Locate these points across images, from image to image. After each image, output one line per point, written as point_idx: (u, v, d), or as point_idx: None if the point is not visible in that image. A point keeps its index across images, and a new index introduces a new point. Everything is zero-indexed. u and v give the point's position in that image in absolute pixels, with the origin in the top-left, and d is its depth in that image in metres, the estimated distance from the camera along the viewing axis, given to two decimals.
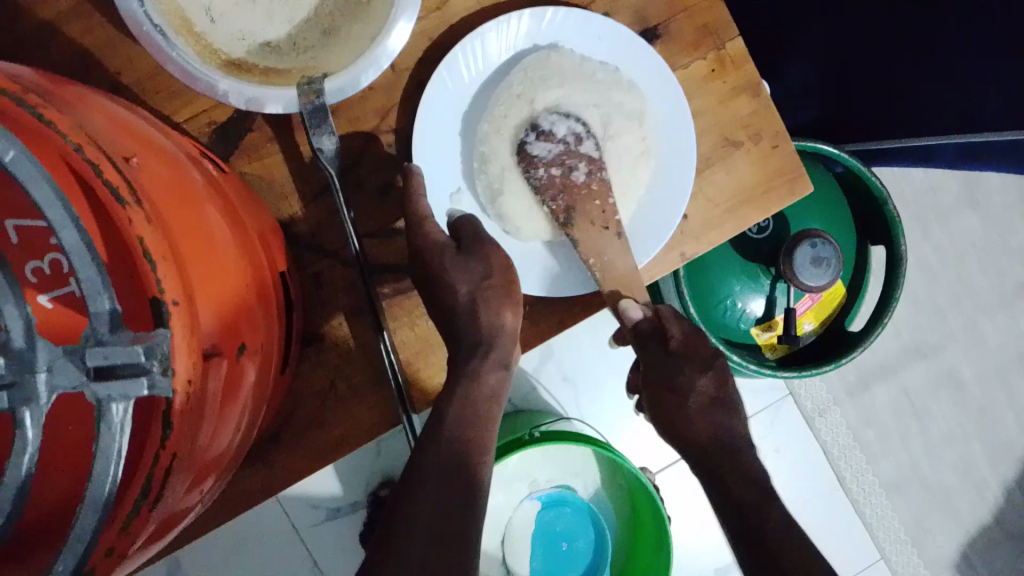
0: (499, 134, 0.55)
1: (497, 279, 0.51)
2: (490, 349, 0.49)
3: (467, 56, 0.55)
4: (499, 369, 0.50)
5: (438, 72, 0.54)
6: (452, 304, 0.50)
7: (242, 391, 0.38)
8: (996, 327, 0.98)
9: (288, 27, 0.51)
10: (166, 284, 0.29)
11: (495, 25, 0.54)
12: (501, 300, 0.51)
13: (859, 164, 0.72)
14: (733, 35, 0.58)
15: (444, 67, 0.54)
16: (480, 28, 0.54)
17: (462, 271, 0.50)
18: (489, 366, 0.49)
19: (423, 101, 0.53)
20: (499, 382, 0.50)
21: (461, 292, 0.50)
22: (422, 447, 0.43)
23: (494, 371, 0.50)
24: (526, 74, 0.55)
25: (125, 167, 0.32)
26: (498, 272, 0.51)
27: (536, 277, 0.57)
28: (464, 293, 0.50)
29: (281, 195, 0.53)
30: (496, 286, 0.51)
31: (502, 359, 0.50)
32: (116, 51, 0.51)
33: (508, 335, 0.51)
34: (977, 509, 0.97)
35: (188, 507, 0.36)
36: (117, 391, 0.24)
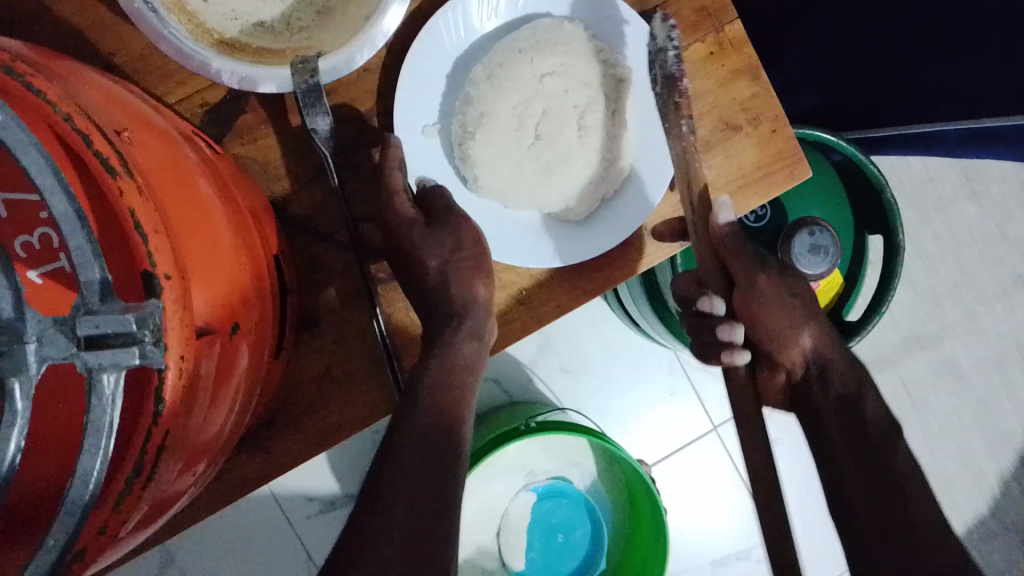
0: (488, 87, 0.55)
1: (469, 251, 0.51)
2: (471, 323, 0.50)
3: (460, 20, 0.54)
4: (473, 341, 0.50)
5: (427, 28, 0.52)
6: (423, 280, 0.50)
7: (236, 371, 0.38)
8: (993, 317, 0.98)
9: (282, 6, 0.50)
10: (158, 258, 0.29)
11: None
12: (473, 273, 0.51)
13: (857, 152, 0.72)
14: (731, 18, 0.57)
15: (436, 19, 0.53)
16: None
17: (431, 245, 0.50)
18: (462, 339, 0.49)
19: (406, 63, 0.52)
20: (478, 356, 0.50)
21: (431, 265, 0.50)
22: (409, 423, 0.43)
23: (468, 344, 0.49)
24: (534, 33, 0.55)
25: (116, 141, 0.31)
26: (470, 248, 0.51)
27: (504, 241, 0.55)
28: (434, 267, 0.50)
29: (274, 177, 0.52)
30: (469, 259, 0.51)
31: (475, 332, 0.50)
32: (108, 31, 0.50)
33: (483, 308, 0.51)
34: (973, 499, 0.96)
35: (181, 490, 0.36)
36: (108, 360, 0.23)
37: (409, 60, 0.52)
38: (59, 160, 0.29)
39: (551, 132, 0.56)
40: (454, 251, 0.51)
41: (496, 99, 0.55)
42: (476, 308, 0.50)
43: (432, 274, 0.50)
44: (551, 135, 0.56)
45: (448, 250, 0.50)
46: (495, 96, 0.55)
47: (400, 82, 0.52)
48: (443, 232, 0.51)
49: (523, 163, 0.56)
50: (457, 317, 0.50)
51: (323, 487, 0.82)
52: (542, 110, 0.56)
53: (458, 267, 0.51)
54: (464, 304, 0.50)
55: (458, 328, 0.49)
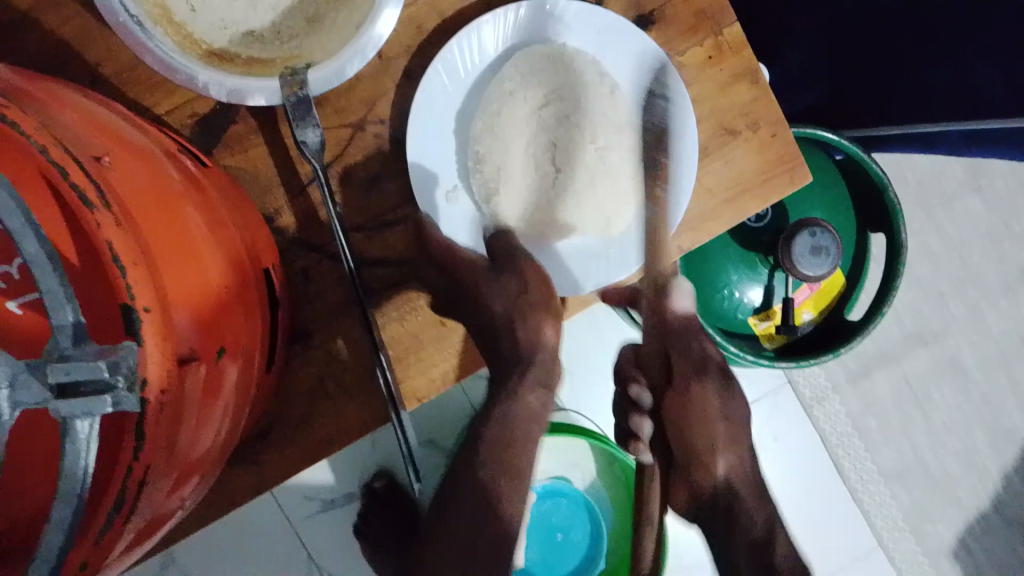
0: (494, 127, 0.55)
1: (534, 292, 0.55)
2: (537, 371, 0.56)
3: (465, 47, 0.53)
4: (538, 389, 0.56)
5: (426, 77, 0.52)
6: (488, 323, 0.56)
7: (223, 393, 0.37)
8: (997, 313, 0.97)
9: (272, 15, 0.49)
10: (137, 291, 0.28)
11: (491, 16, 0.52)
12: (541, 313, 0.56)
13: (860, 151, 0.71)
14: (731, 21, 0.56)
15: (451, 46, 0.52)
16: (478, 20, 0.52)
17: (496, 292, 0.55)
18: (527, 389, 0.56)
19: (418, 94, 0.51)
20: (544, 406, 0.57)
21: (496, 310, 0.56)
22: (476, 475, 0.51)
23: (532, 391, 0.56)
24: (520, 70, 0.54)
25: (94, 170, 0.30)
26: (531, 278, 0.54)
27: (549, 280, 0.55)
28: (500, 309, 0.56)
29: (264, 187, 0.52)
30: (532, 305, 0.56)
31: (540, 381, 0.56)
32: (95, 42, 0.49)
33: (547, 353, 0.57)
34: (977, 496, 0.96)
35: (169, 512, 0.36)
36: (80, 409, 0.23)
37: (415, 102, 0.52)
38: (35, 198, 0.28)
39: (565, 165, 0.56)
40: (519, 293, 0.55)
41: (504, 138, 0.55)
42: (542, 355, 0.57)
43: (497, 317, 0.56)
44: (566, 167, 0.56)
45: (514, 294, 0.55)
46: (501, 138, 0.55)
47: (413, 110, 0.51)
48: (505, 278, 0.55)
49: (550, 197, 0.56)
50: (524, 365, 0.56)
51: (322, 484, 0.82)
52: (553, 140, 0.56)
53: (524, 307, 0.56)
54: (532, 351, 0.56)
55: (524, 378, 0.56)
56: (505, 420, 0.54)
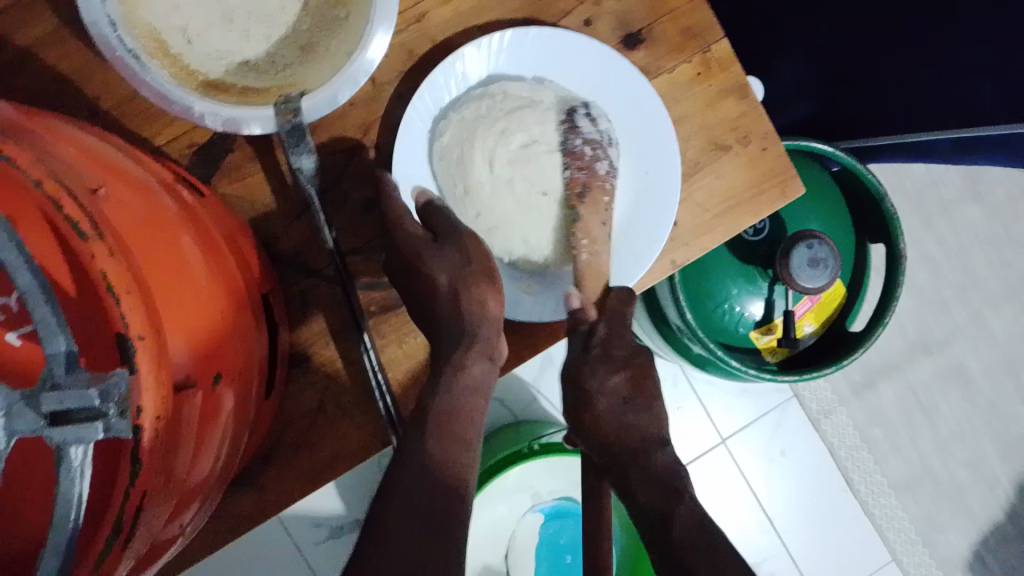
0: (467, 163, 0.54)
1: (478, 266, 0.49)
2: (480, 345, 0.46)
3: (432, 95, 0.54)
4: (482, 361, 0.46)
5: (404, 126, 0.53)
6: (432, 296, 0.48)
7: (221, 418, 0.38)
8: (1001, 320, 0.97)
9: (266, 45, 0.50)
10: (131, 318, 0.29)
11: (439, 71, 0.53)
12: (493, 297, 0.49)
13: (854, 162, 0.71)
14: (718, 37, 0.57)
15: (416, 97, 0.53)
16: (426, 78, 0.53)
17: (439, 261, 0.49)
18: (473, 358, 0.45)
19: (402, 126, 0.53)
20: (488, 378, 0.46)
21: (440, 283, 0.48)
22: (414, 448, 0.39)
23: (477, 365, 0.45)
24: (460, 123, 0.54)
25: (89, 201, 0.31)
26: (478, 262, 0.49)
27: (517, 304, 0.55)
28: (444, 285, 0.48)
29: (263, 214, 0.52)
30: (478, 272, 0.49)
31: (487, 351, 0.46)
32: (92, 76, 0.50)
33: (493, 328, 0.48)
34: (989, 505, 0.95)
35: (169, 539, 0.36)
36: (72, 436, 0.23)
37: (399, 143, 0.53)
38: (36, 232, 0.29)
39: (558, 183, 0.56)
40: (463, 266, 0.49)
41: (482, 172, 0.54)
42: (487, 326, 0.48)
43: (442, 292, 0.48)
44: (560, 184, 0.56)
45: (456, 264, 0.49)
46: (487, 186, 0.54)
47: (399, 139, 0.52)
48: (447, 249, 0.49)
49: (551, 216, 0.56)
50: (468, 337, 0.47)
51: (329, 511, 0.82)
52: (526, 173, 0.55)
53: (468, 276, 0.49)
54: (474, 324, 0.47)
55: (469, 350, 0.46)
56: (453, 396, 0.43)
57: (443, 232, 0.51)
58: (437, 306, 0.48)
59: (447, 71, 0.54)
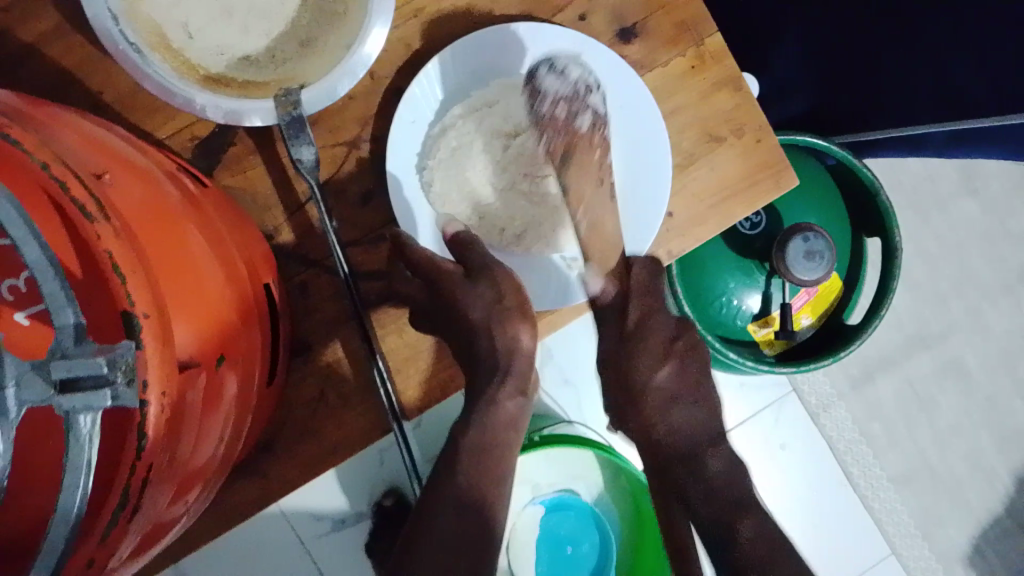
0: (468, 178, 0.57)
1: (511, 302, 0.52)
2: (514, 379, 0.51)
3: (429, 89, 0.55)
4: (517, 397, 0.51)
5: (396, 124, 0.54)
6: (465, 329, 0.51)
7: (223, 401, 0.39)
8: (999, 315, 0.98)
9: (266, 40, 0.51)
10: (135, 298, 0.30)
11: (433, 66, 0.54)
12: (518, 318, 0.51)
13: (849, 156, 0.72)
14: (712, 31, 0.58)
15: (413, 87, 0.54)
16: (415, 80, 0.54)
17: (473, 296, 0.51)
18: (506, 396, 0.51)
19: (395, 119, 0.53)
20: (521, 412, 0.52)
21: (474, 316, 0.51)
22: (447, 490, 0.46)
23: (511, 399, 0.51)
24: (450, 145, 0.56)
25: (96, 186, 0.32)
26: (512, 298, 0.52)
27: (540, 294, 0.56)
28: (478, 316, 0.51)
29: (264, 206, 0.53)
30: (510, 308, 0.51)
31: (519, 391, 0.51)
32: (96, 70, 0.51)
33: (525, 356, 0.52)
34: (987, 499, 0.96)
35: (173, 518, 0.37)
36: (81, 403, 0.24)
37: (393, 135, 0.54)
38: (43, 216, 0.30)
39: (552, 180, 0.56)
40: (496, 302, 0.51)
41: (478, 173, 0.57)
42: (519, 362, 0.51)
43: (476, 323, 0.51)
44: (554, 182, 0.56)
45: (489, 301, 0.51)
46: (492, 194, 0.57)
47: (393, 132, 0.53)
48: (479, 284, 0.51)
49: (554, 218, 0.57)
50: (500, 373, 0.51)
51: (332, 506, 0.82)
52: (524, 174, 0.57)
53: (501, 314, 0.51)
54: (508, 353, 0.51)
55: (502, 386, 0.51)
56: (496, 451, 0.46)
57: (476, 267, 0.52)
58: (472, 335, 0.51)
59: (441, 65, 0.55)
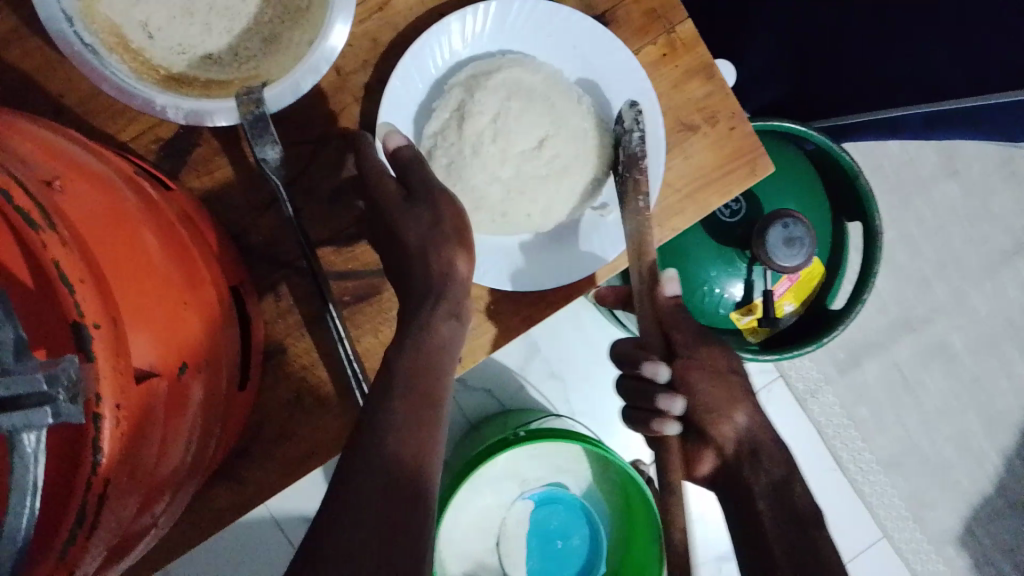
0: (466, 169, 0.54)
1: (450, 228, 0.46)
2: (448, 302, 0.44)
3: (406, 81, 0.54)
4: (450, 319, 0.44)
5: (386, 109, 0.53)
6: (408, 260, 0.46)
7: (189, 409, 0.38)
8: (983, 296, 0.97)
9: (228, 37, 0.50)
10: (85, 307, 0.29)
11: (410, 57, 0.53)
12: (456, 250, 0.46)
13: (827, 140, 0.71)
14: (682, 18, 0.57)
15: (394, 79, 0.53)
16: (395, 71, 0.53)
17: (409, 219, 0.46)
18: (439, 318, 0.43)
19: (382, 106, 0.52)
20: (456, 336, 0.44)
21: (410, 241, 0.46)
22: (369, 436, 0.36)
23: (444, 322, 0.43)
24: (442, 142, 0.55)
25: (42, 193, 0.31)
26: (450, 223, 0.46)
27: (530, 275, 0.56)
28: (414, 241, 0.46)
29: (231, 207, 0.52)
30: (448, 234, 0.46)
31: (453, 311, 0.44)
32: (55, 73, 0.50)
33: (464, 287, 0.46)
34: (977, 480, 0.96)
35: (142, 530, 0.36)
36: (20, 422, 0.23)
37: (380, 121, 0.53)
38: None
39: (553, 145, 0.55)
40: (434, 225, 0.46)
41: (480, 153, 0.54)
42: (454, 289, 0.45)
43: (411, 249, 0.46)
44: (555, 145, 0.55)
45: (426, 225, 0.46)
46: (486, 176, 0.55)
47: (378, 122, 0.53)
48: (416, 208, 0.47)
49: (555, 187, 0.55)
50: (434, 295, 0.44)
51: (321, 506, 0.82)
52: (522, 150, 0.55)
53: (438, 238, 0.46)
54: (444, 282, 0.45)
55: (433, 309, 0.43)
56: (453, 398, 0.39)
57: (416, 189, 0.48)
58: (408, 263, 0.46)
59: (419, 55, 0.54)
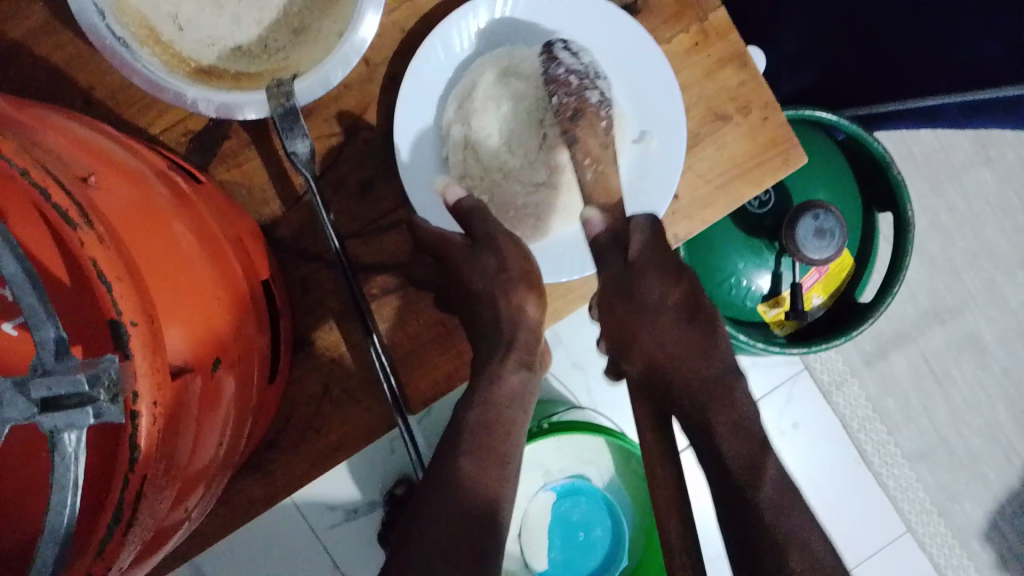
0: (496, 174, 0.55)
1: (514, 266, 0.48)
2: (520, 349, 0.45)
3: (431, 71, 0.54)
4: (521, 369, 0.45)
5: (401, 111, 0.52)
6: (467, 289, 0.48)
7: (221, 404, 0.38)
8: (1015, 287, 0.96)
9: (258, 29, 0.50)
10: (124, 305, 0.29)
11: (433, 45, 0.53)
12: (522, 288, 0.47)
13: (859, 130, 0.70)
14: (715, 5, 0.56)
15: (414, 67, 0.52)
16: (409, 72, 0.52)
17: (474, 265, 0.48)
18: (509, 368, 0.44)
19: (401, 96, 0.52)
20: (526, 385, 0.44)
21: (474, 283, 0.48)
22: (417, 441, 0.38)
23: (515, 371, 0.44)
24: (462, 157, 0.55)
25: (80, 189, 0.31)
26: (517, 270, 0.48)
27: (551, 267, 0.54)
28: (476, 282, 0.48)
29: (260, 200, 0.52)
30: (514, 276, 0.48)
31: (524, 360, 0.45)
32: (86, 66, 0.50)
33: (531, 329, 0.47)
34: (1005, 474, 0.95)
35: (175, 523, 0.36)
36: (63, 423, 0.24)
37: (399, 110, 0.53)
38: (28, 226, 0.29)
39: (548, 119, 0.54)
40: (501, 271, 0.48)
41: (503, 166, 0.55)
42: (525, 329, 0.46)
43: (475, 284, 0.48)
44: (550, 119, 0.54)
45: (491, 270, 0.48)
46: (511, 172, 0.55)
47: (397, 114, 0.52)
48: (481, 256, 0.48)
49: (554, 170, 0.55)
50: (504, 342, 0.45)
51: (345, 496, 0.82)
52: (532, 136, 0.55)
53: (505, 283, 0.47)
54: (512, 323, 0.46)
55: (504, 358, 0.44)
56: (488, 403, 0.42)
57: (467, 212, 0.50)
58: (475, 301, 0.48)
59: (444, 42, 0.53)
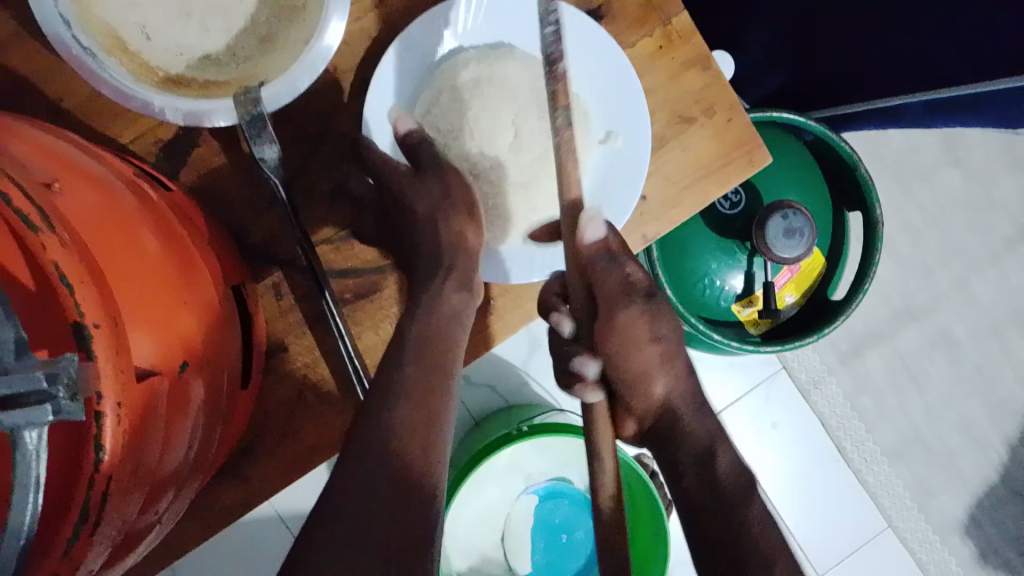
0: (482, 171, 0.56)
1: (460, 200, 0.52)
2: (458, 274, 0.50)
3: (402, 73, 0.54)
4: (461, 290, 0.49)
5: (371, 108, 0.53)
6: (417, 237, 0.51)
7: (190, 408, 0.38)
8: (986, 283, 0.97)
9: (225, 38, 0.50)
10: (86, 308, 0.29)
11: (402, 47, 0.53)
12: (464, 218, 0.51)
13: (827, 132, 0.71)
14: (677, 10, 0.57)
15: (384, 67, 0.53)
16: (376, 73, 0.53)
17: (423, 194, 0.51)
18: (450, 288, 0.49)
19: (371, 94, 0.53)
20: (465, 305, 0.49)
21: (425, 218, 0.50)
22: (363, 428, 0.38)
23: (455, 293, 0.49)
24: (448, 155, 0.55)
25: (42, 195, 0.31)
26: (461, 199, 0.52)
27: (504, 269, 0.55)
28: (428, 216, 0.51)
29: (231, 207, 0.53)
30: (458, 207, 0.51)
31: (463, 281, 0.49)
32: (55, 77, 0.51)
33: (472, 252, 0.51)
34: (981, 468, 0.96)
35: (146, 527, 0.36)
36: (22, 419, 0.24)
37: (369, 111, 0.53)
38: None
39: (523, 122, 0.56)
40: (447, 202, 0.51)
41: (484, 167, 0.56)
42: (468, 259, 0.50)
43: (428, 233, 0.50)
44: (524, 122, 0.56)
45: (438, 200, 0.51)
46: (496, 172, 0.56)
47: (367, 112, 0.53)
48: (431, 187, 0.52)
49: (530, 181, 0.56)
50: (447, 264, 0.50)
51: None
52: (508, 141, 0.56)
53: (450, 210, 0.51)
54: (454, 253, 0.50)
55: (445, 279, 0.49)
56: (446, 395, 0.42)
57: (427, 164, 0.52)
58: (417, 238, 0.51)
59: (412, 49, 0.54)
